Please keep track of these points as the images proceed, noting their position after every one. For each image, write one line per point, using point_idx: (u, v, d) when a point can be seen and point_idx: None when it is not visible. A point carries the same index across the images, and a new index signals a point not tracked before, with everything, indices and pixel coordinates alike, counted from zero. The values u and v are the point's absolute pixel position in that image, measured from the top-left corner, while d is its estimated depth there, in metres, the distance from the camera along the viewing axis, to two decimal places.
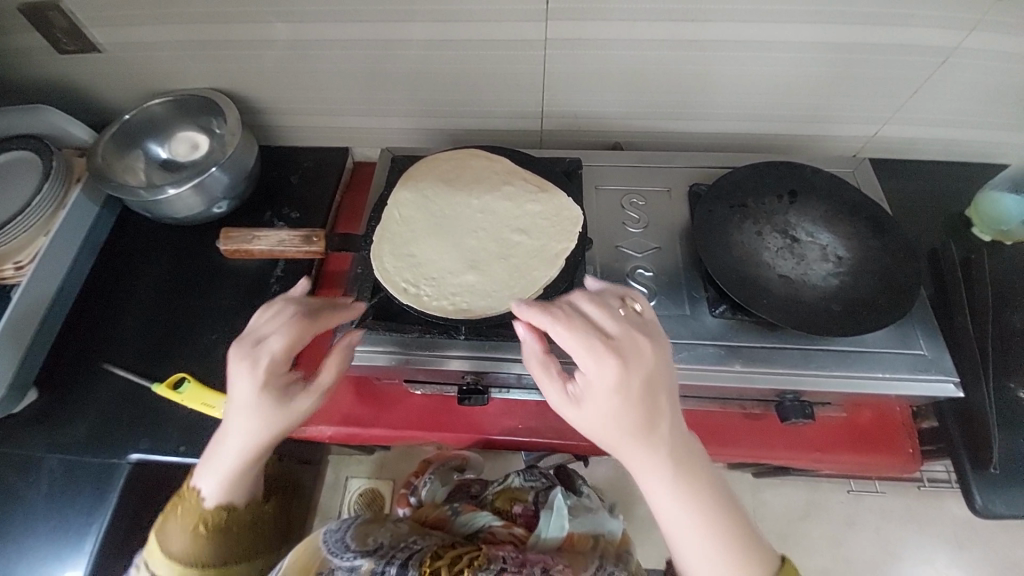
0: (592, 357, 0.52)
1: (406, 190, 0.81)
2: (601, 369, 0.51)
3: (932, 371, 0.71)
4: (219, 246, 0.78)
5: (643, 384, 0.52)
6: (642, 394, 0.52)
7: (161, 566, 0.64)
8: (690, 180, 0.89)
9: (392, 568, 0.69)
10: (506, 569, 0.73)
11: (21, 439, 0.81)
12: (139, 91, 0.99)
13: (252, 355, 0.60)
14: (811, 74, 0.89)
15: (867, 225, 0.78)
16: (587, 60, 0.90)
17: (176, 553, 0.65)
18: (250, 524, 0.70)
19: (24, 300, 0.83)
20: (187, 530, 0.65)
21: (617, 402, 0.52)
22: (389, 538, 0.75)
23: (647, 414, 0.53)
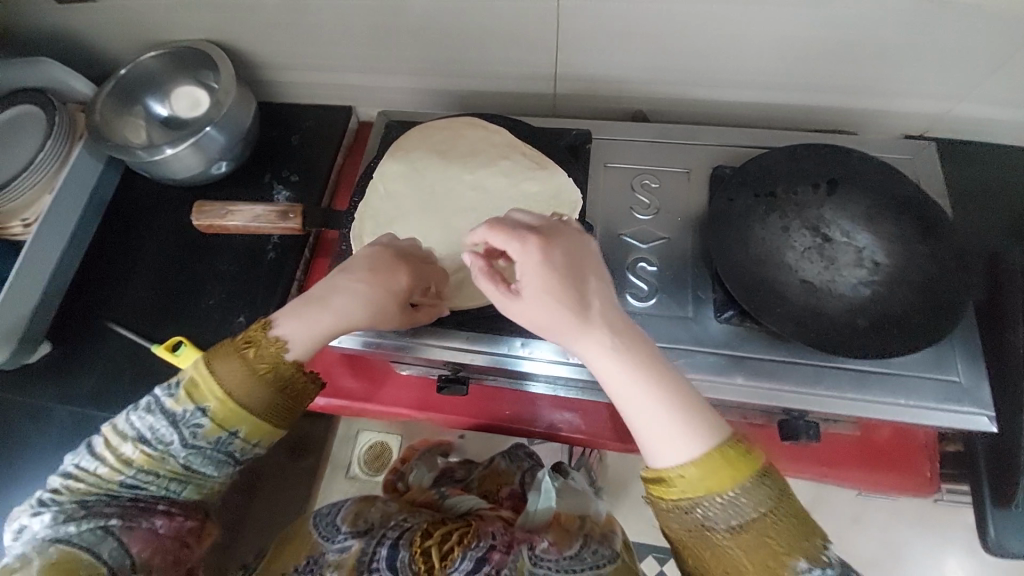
0: (515, 240, 0.53)
1: (395, 162, 0.75)
2: (524, 253, 0.52)
3: (965, 403, 0.63)
4: (192, 220, 0.80)
5: (571, 261, 0.53)
6: (569, 272, 0.52)
7: (210, 397, 0.58)
8: (714, 160, 0.78)
9: (382, 547, 0.70)
10: (494, 546, 0.71)
11: (36, 389, 0.87)
12: (137, 42, 0.96)
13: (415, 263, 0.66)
14: (872, 38, 0.75)
15: (916, 226, 0.67)
16: (607, 16, 0.79)
17: (229, 388, 0.58)
18: (303, 395, 0.63)
19: (31, 258, 0.85)
20: (249, 369, 0.59)
21: (552, 278, 0.51)
22: (379, 517, 0.76)
23: (579, 292, 0.52)
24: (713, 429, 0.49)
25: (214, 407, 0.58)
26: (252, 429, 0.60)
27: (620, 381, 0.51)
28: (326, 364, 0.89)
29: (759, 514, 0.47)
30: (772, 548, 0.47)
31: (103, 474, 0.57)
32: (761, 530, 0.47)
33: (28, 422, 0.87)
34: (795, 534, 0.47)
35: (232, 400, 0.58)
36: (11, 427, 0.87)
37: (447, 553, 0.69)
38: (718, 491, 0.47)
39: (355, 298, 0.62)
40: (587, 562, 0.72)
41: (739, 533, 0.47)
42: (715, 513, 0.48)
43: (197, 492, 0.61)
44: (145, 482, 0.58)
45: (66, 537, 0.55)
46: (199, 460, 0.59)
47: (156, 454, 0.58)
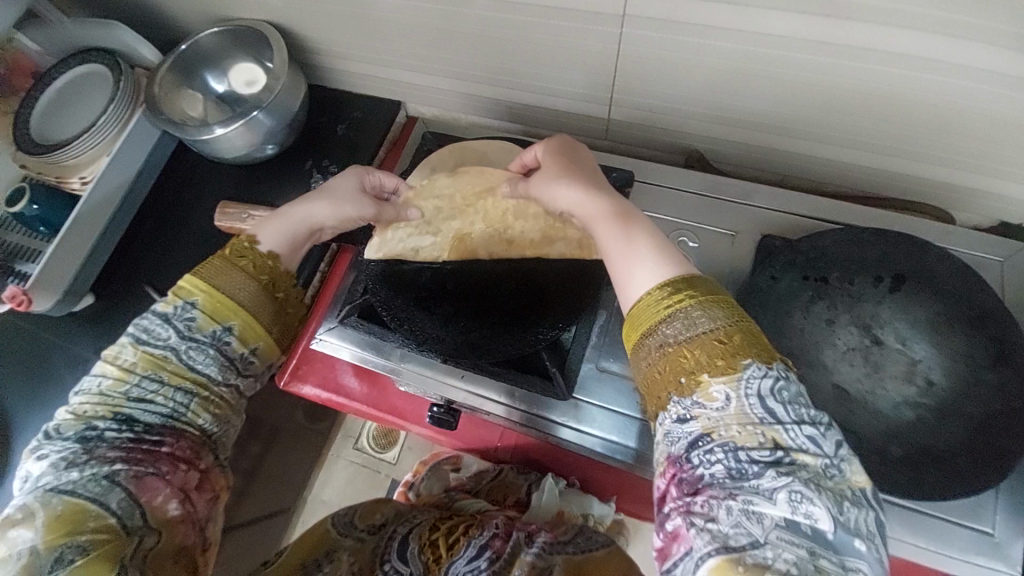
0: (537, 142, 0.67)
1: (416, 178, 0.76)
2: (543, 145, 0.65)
3: (990, 556, 0.56)
4: (216, 221, 0.79)
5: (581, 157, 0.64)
6: (564, 153, 0.63)
7: (197, 291, 0.55)
8: (764, 227, 0.71)
9: (394, 542, 0.69)
10: (496, 534, 0.69)
11: (77, 337, 0.93)
12: (201, 15, 0.97)
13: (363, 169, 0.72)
14: (984, 116, 0.64)
15: (988, 348, 0.58)
16: (675, 49, 0.70)
17: (222, 284, 0.56)
18: (291, 304, 0.61)
19: (83, 215, 0.90)
20: (238, 266, 0.57)
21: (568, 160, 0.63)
22: (392, 513, 0.76)
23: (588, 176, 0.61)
24: (682, 267, 0.49)
25: (203, 301, 0.55)
26: (246, 325, 0.56)
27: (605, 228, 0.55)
28: (331, 361, 0.89)
29: (713, 327, 0.45)
30: (720, 350, 0.43)
31: (106, 389, 0.51)
32: (713, 337, 0.44)
33: (66, 366, 0.93)
34: (746, 341, 0.44)
35: (225, 297, 0.55)
36: (51, 367, 0.93)
37: (453, 544, 0.68)
38: (677, 304, 0.46)
39: (318, 199, 0.65)
40: (581, 546, 0.68)
41: (689, 345, 0.44)
42: (671, 328, 0.46)
43: (203, 411, 0.53)
44: (151, 394, 0.51)
45: (68, 486, 0.46)
46: (200, 357, 0.53)
47: (158, 354, 0.52)
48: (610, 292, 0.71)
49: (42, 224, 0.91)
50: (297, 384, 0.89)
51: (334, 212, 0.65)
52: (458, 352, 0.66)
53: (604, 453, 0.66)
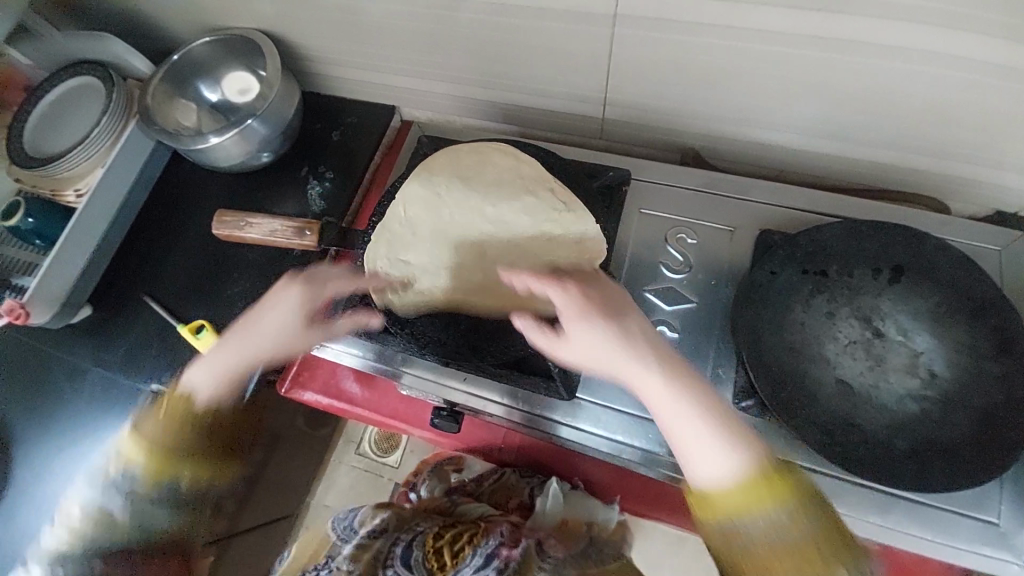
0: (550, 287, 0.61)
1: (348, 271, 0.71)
2: (560, 290, 0.60)
3: (1001, 548, 0.55)
4: (213, 229, 0.79)
5: (607, 297, 0.61)
6: (592, 301, 0.60)
7: (135, 457, 0.60)
8: (762, 222, 0.71)
9: (397, 547, 0.70)
10: (502, 543, 0.71)
11: (76, 348, 0.92)
12: (193, 24, 0.97)
13: (303, 283, 0.68)
14: (977, 107, 0.64)
15: (988, 338, 0.57)
16: (668, 48, 0.70)
17: (154, 444, 0.60)
18: (226, 426, 0.66)
19: (79, 226, 0.89)
20: (166, 425, 0.62)
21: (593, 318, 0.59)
22: (395, 519, 0.77)
23: (621, 332, 0.58)
24: (754, 448, 0.51)
25: (144, 463, 0.60)
26: (194, 473, 0.63)
27: (658, 392, 0.55)
28: (331, 366, 0.89)
29: (802, 533, 0.48)
30: (807, 564, 0.47)
31: (65, 538, 0.61)
32: (796, 551, 0.48)
33: (64, 378, 0.92)
34: (835, 543, 0.48)
35: (160, 452, 0.61)
36: (48, 380, 0.92)
37: (458, 552, 0.70)
38: (757, 507, 0.49)
39: (251, 336, 0.67)
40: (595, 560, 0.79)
41: (777, 556, 0.48)
42: (757, 529, 0.49)
43: (164, 531, 0.63)
44: (111, 538, 0.61)
45: None
46: (153, 510, 0.62)
47: (107, 514, 0.61)
48: None
49: (38, 237, 0.91)
50: (297, 391, 0.89)
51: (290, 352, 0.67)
52: (452, 351, 0.66)
53: (609, 452, 0.66)
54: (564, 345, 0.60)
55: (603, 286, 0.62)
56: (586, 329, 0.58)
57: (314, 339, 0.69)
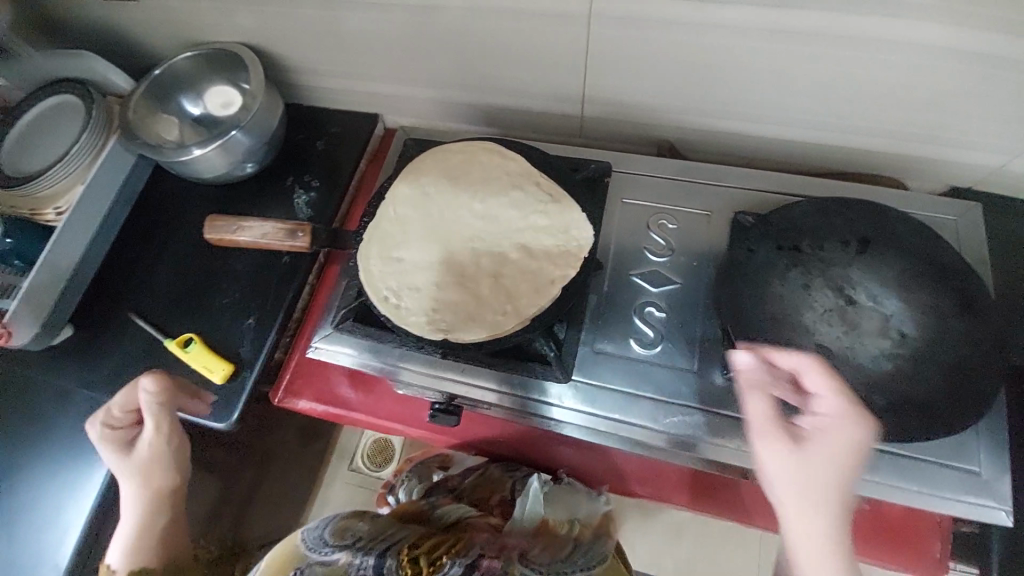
0: (837, 403, 0.53)
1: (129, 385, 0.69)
2: (855, 424, 0.52)
3: (981, 495, 0.59)
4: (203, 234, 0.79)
5: (858, 449, 0.52)
6: (858, 453, 0.52)
7: None
8: (738, 205, 0.75)
9: (368, 557, 0.62)
10: (484, 557, 0.66)
11: (57, 371, 0.89)
12: (173, 40, 0.98)
13: (98, 422, 0.69)
14: (925, 88, 0.69)
15: (953, 299, 0.62)
16: (640, 45, 0.74)
17: None
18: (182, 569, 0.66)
19: (61, 243, 0.88)
20: None
21: (834, 442, 0.52)
22: (368, 528, 0.69)
23: (841, 480, 0.51)
24: None
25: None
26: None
27: (820, 560, 0.49)
28: (325, 373, 0.90)
29: None
30: None
31: None
32: None
33: (47, 402, 0.88)
34: None
35: None
36: (30, 405, 0.88)
37: (435, 562, 0.64)
38: None
39: (127, 514, 0.66)
40: (579, 564, 0.73)
41: None
42: None
43: None
44: None
45: None
46: None
47: None
48: (598, 277, 0.73)
49: (16, 257, 0.88)
50: (291, 400, 0.89)
51: (155, 492, 0.66)
52: (448, 342, 0.66)
53: (607, 433, 0.67)
54: (786, 446, 0.52)
55: (872, 443, 0.52)
56: (791, 461, 0.52)
57: (162, 442, 0.67)
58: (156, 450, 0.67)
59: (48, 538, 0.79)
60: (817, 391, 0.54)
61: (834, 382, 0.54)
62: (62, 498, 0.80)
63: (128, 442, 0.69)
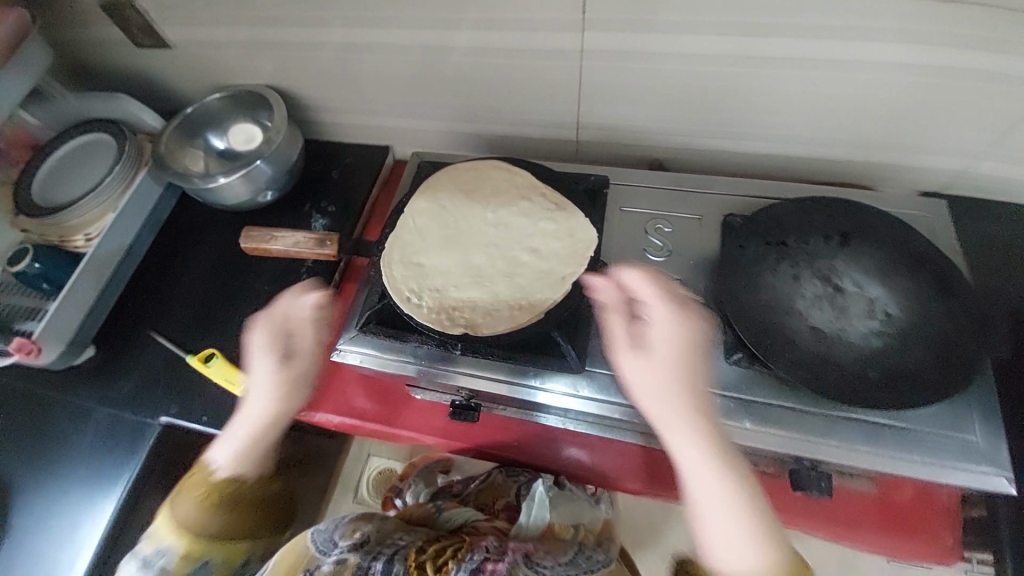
0: (656, 310, 0.61)
1: (308, 292, 0.73)
2: (671, 322, 0.60)
3: (981, 463, 0.62)
4: (242, 244, 0.89)
5: (676, 346, 0.59)
6: (694, 355, 0.59)
7: (167, 533, 0.67)
8: (726, 209, 0.82)
9: (376, 562, 0.60)
10: (489, 560, 0.63)
11: (78, 390, 0.92)
12: (203, 83, 1.07)
13: (257, 331, 0.70)
14: (883, 101, 0.78)
15: (930, 282, 0.67)
16: (628, 73, 0.84)
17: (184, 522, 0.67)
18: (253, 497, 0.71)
19: (91, 267, 0.93)
20: (197, 504, 0.68)
21: (666, 344, 0.59)
22: (375, 530, 0.66)
23: (689, 381, 0.57)
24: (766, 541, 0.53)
25: (175, 547, 0.67)
26: (220, 555, 0.69)
27: (701, 453, 0.55)
28: (342, 385, 0.92)
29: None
30: None
31: None
32: None
33: (67, 420, 0.90)
34: None
35: (191, 531, 0.67)
36: (51, 424, 0.90)
37: (443, 567, 0.61)
38: None
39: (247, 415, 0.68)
40: (582, 567, 0.69)
41: None
42: None
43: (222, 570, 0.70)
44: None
45: None
46: None
47: None
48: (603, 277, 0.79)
49: (45, 281, 0.92)
50: (309, 413, 0.91)
51: (288, 403, 0.68)
52: (468, 338, 0.70)
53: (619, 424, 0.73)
54: (643, 357, 0.59)
55: (692, 338, 0.59)
56: (648, 370, 0.58)
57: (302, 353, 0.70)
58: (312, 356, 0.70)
59: (66, 552, 0.82)
60: (649, 302, 0.62)
61: (664, 302, 0.61)
62: (79, 513, 0.83)
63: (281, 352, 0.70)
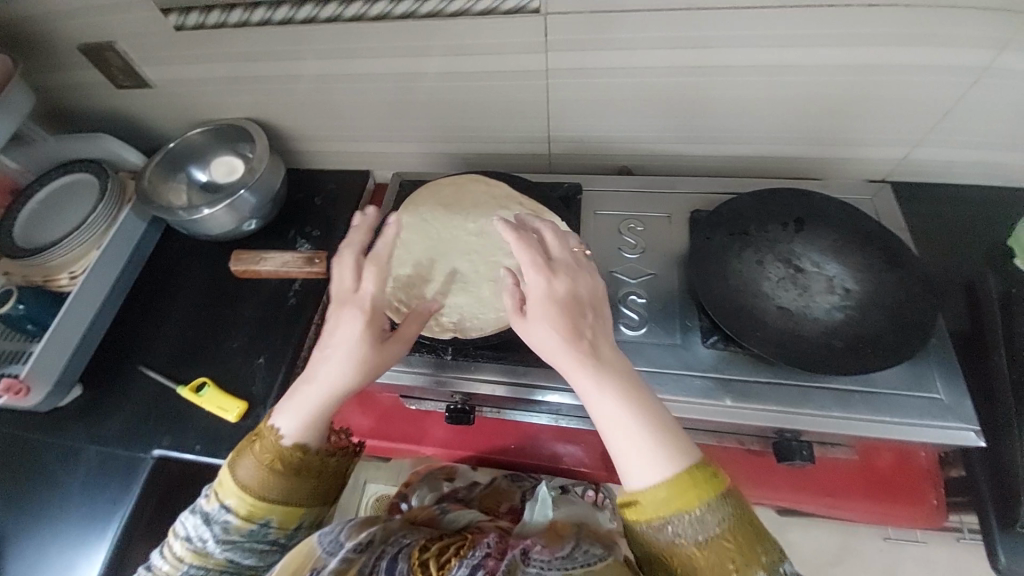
0: (531, 271, 0.59)
1: (374, 265, 0.64)
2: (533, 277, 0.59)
3: (949, 418, 0.66)
4: (232, 265, 0.97)
5: (569, 299, 0.58)
6: (578, 308, 0.58)
7: (231, 495, 0.62)
8: (692, 206, 0.88)
9: (382, 560, 0.62)
10: (489, 554, 0.63)
11: (66, 430, 0.90)
12: (184, 120, 1.11)
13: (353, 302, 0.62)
14: (823, 101, 0.86)
15: (881, 257, 0.74)
16: (590, 88, 0.90)
17: (247, 482, 0.62)
18: (317, 462, 0.65)
19: (76, 305, 0.93)
20: (258, 461, 0.63)
21: (551, 302, 0.57)
22: (380, 530, 0.67)
23: (575, 330, 0.56)
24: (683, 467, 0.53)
25: (237, 505, 0.62)
26: (283, 518, 0.64)
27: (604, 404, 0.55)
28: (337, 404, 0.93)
29: (726, 525, 0.51)
30: (742, 556, 0.50)
31: (197, 549, 0.63)
32: (721, 541, 0.51)
33: (55, 461, 0.88)
34: (754, 547, 0.51)
35: (254, 495, 0.62)
36: (38, 468, 0.88)
37: (445, 564, 0.62)
38: (684, 507, 0.51)
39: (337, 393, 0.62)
40: (578, 560, 0.63)
41: (703, 546, 0.51)
42: (682, 527, 0.51)
43: (281, 531, 0.64)
44: (261, 537, 0.63)
45: (229, 549, 0.63)
46: (238, 552, 0.63)
47: (202, 550, 0.62)
48: None
49: (29, 322, 0.92)
50: None
51: (365, 378, 0.62)
52: (457, 341, 0.75)
53: None
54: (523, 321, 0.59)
55: (575, 288, 0.59)
56: (536, 329, 0.57)
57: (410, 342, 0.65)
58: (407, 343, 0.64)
59: None
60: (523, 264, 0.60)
61: (519, 244, 0.61)
62: (73, 555, 0.81)
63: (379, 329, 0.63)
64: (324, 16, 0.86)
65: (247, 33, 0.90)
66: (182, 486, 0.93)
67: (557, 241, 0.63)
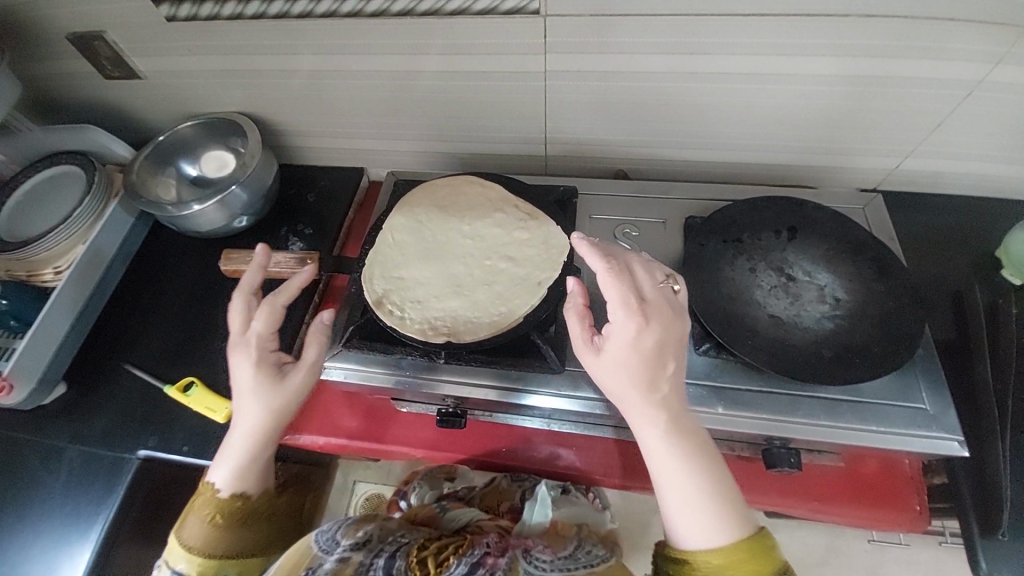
0: (620, 312, 0.58)
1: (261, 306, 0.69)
2: (622, 320, 0.58)
3: (934, 428, 0.67)
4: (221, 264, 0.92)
5: (655, 347, 0.57)
6: (660, 355, 0.57)
7: (181, 558, 0.63)
8: (686, 212, 0.88)
9: (379, 558, 0.61)
10: (488, 553, 0.63)
11: (50, 429, 0.89)
12: (175, 112, 1.09)
13: (242, 346, 0.68)
14: (819, 110, 0.86)
15: (871, 267, 0.74)
16: (588, 90, 0.89)
17: (196, 542, 0.64)
18: (262, 508, 0.69)
19: (60, 301, 0.91)
20: (205, 521, 0.65)
21: (633, 349, 0.57)
22: (377, 529, 0.67)
23: (650, 377, 0.57)
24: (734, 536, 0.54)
25: (188, 568, 0.63)
26: (237, 569, 0.66)
27: (660, 447, 0.57)
28: (327, 405, 0.92)
29: None
30: None
31: None
32: None
33: (37, 461, 0.87)
34: None
35: (206, 553, 0.64)
36: (20, 468, 0.87)
37: (443, 562, 0.62)
38: None
39: (250, 437, 0.66)
40: (581, 561, 0.64)
41: None
42: None
43: None
44: None
45: None
46: None
47: None
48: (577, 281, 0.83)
49: (12, 317, 0.90)
50: (295, 435, 0.90)
51: (281, 414, 0.67)
52: (450, 344, 0.73)
53: (598, 421, 0.78)
54: (593, 357, 0.60)
55: (662, 337, 0.57)
56: (608, 369, 0.59)
57: (315, 367, 0.69)
58: (315, 370, 0.69)
59: None
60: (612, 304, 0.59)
61: (611, 284, 0.59)
62: (55, 558, 0.80)
63: (276, 370, 0.68)
64: (320, 11, 0.84)
65: (240, 26, 0.88)
66: (168, 487, 0.92)
67: (646, 277, 0.61)
